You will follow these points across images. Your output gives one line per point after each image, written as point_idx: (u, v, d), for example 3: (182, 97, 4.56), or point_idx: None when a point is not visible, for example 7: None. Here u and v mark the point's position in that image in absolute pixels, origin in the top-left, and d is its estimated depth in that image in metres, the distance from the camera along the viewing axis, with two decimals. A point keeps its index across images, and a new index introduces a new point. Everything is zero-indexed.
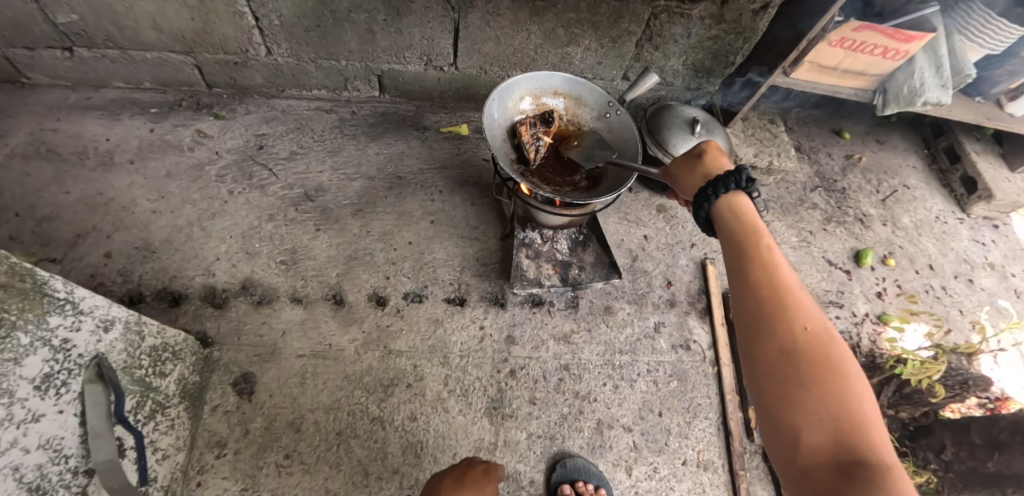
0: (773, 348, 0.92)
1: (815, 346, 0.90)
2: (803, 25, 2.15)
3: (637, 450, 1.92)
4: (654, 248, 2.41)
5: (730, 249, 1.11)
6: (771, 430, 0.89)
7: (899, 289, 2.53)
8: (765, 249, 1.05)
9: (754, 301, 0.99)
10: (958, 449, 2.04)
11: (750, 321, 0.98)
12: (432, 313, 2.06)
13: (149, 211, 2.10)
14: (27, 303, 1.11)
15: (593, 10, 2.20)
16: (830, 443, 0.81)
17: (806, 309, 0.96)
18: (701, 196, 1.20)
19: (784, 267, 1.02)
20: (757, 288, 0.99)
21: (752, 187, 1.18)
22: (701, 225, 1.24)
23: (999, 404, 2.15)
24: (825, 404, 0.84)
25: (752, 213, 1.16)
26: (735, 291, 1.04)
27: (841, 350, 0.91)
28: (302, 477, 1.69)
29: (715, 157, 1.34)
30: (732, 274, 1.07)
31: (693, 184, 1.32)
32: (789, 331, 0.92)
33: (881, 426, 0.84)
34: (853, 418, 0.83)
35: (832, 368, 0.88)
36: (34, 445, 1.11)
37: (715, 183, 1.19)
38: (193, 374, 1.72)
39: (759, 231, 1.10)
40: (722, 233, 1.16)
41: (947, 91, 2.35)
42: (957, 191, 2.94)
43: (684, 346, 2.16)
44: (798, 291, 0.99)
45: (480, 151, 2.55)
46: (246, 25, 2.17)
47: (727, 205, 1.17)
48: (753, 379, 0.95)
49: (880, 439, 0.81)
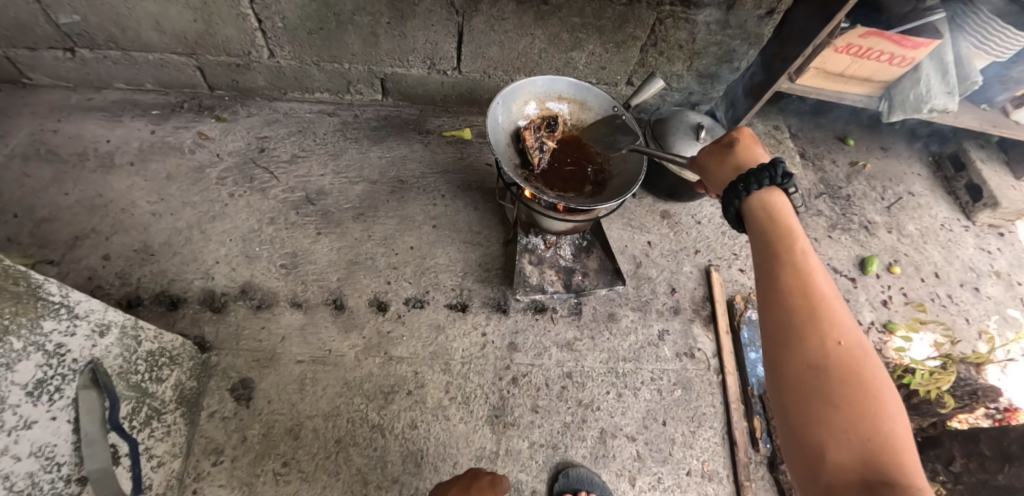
0: (801, 359, 0.89)
1: (847, 362, 0.87)
2: (811, 30, 2.15)
3: (640, 459, 1.88)
4: (658, 254, 2.39)
5: (759, 253, 1.08)
6: (793, 444, 0.87)
7: (905, 298, 2.50)
8: (797, 257, 1.01)
9: (783, 310, 0.96)
10: (967, 460, 1.92)
11: (776, 331, 0.95)
12: (433, 319, 2.04)
13: (148, 213, 2.08)
14: (20, 307, 1.09)
15: (599, 15, 2.18)
16: (857, 461, 0.78)
17: (840, 321, 0.93)
18: (733, 192, 1.17)
19: (818, 277, 0.99)
20: (787, 297, 0.96)
21: (789, 182, 1.13)
22: (732, 222, 1.21)
23: (1009, 414, 2.01)
24: (854, 421, 0.81)
25: (784, 216, 1.12)
26: (763, 298, 1.01)
27: (875, 366, 0.88)
28: (300, 485, 1.66)
29: (747, 147, 1.30)
30: (759, 279, 1.04)
31: (725, 177, 1.29)
32: (819, 344, 0.90)
33: (912, 447, 0.81)
34: (883, 437, 0.80)
35: (862, 383, 0.85)
36: (26, 453, 1.09)
37: (747, 178, 1.16)
38: (190, 379, 1.69)
39: (791, 237, 1.06)
40: (752, 233, 1.13)
41: (954, 98, 2.34)
42: (962, 199, 2.92)
43: (688, 355, 2.14)
44: (830, 302, 0.96)
45: (483, 156, 2.53)
46: (248, 27, 2.15)
47: (758, 205, 1.14)
48: (777, 389, 0.93)
49: (910, 462, 0.78)
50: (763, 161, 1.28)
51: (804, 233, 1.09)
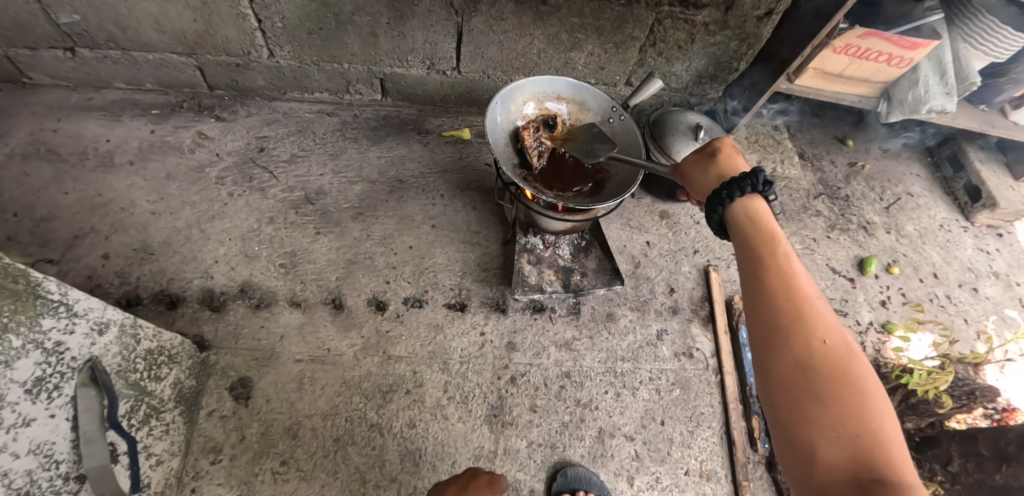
0: (789, 360, 0.89)
1: (834, 361, 0.87)
2: (809, 31, 2.15)
3: (638, 459, 1.89)
4: (656, 254, 2.39)
5: (744, 255, 1.08)
6: (784, 445, 0.88)
7: (903, 298, 2.51)
8: (781, 258, 1.02)
9: (768, 311, 0.96)
10: (965, 460, 1.93)
11: (763, 332, 0.95)
12: (432, 318, 2.04)
13: (147, 213, 2.08)
14: (19, 305, 1.09)
15: (597, 15, 2.19)
16: (848, 460, 0.78)
17: (825, 320, 0.93)
18: (715, 199, 1.17)
19: (802, 277, 0.99)
20: (772, 299, 0.96)
21: (769, 189, 1.14)
22: (715, 229, 1.21)
23: (1007, 415, 2.03)
24: (842, 419, 0.82)
25: (767, 218, 1.13)
26: (749, 301, 1.02)
27: (861, 364, 0.89)
28: (298, 484, 1.66)
29: (729, 156, 1.31)
30: (745, 282, 1.05)
31: (706, 186, 1.29)
32: (805, 344, 0.90)
33: (902, 443, 0.81)
34: (872, 435, 0.80)
35: (849, 382, 0.85)
36: (24, 450, 1.09)
37: (730, 185, 1.16)
38: (189, 378, 1.70)
39: (774, 238, 1.07)
40: (737, 236, 1.14)
41: (953, 98, 2.34)
42: (961, 200, 2.93)
43: (686, 354, 2.14)
44: (815, 301, 0.96)
45: (482, 156, 2.54)
46: (248, 27, 2.16)
47: (741, 208, 1.14)
48: (766, 391, 0.93)
49: (900, 458, 0.79)
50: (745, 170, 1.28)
51: (787, 233, 1.10)
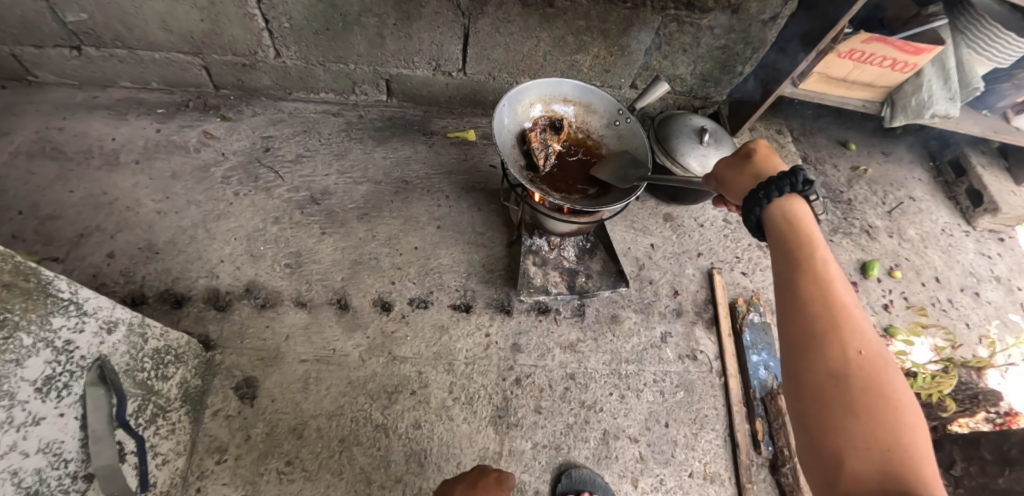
0: (820, 368, 0.90)
1: (868, 373, 0.88)
2: (815, 35, 2.16)
3: (643, 461, 1.89)
4: (660, 256, 2.40)
5: (779, 262, 1.08)
6: (810, 452, 0.88)
7: (906, 302, 2.51)
8: (818, 266, 1.01)
9: (802, 320, 0.97)
10: (968, 464, 1.84)
11: (797, 339, 0.96)
12: (437, 319, 2.04)
13: (153, 212, 2.08)
14: (30, 303, 1.09)
15: (604, 17, 2.19)
16: (876, 470, 0.78)
17: (861, 331, 0.93)
18: (753, 200, 1.18)
19: (839, 286, 0.99)
20: (807, 306, 0.97)
21: (810, 189, 1.15)
22: (751, 230, 1.21)
23: (1010, 419, 2.10)
24: (872, 428, 0.82)
25: (807, 225, 1.12)
26: (783, 308, 1.02)
27: (895, 378, 0.89)
28: (303, 484, 1.66)
29: (767, 154, 1.31)
30: (780, 288, 1.05)
31: (744, 186, 1.30)
32: (840, 352, 0.90)
33: (933, 460, 0.81)
34: (903, 448, 0.80)
35: (882, 394, 0.85)
36: (34, 449, 1.09)
37: (768, 185, 1.17)
38: (195, 377, 1.69)
39: (811, 245, 1.07)
40: (773, 241, 1.14)
41: (956, 103, 2.38)
42: (962, 204, 2.94)
43: (690, 356, 2.14)
44: (852, 313, 0.96)
45: (487, 157, 2.54)
46: (255, 27, 2.16)
47: (779, 212, 1.14)
48: (796, 397, 0.94)
49: (931, 474, 0.78)
50: (785, 169, 1.27)
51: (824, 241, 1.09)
